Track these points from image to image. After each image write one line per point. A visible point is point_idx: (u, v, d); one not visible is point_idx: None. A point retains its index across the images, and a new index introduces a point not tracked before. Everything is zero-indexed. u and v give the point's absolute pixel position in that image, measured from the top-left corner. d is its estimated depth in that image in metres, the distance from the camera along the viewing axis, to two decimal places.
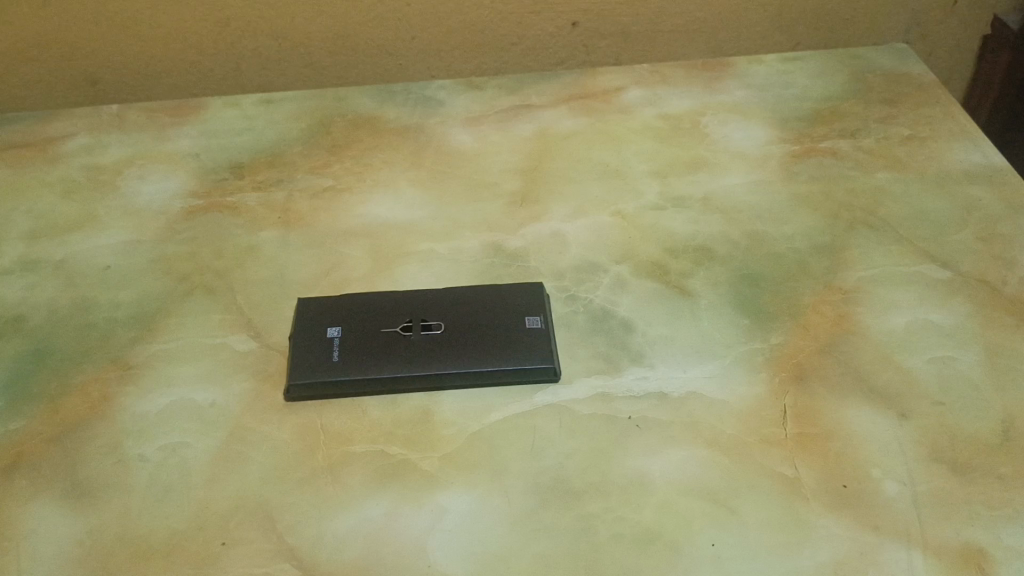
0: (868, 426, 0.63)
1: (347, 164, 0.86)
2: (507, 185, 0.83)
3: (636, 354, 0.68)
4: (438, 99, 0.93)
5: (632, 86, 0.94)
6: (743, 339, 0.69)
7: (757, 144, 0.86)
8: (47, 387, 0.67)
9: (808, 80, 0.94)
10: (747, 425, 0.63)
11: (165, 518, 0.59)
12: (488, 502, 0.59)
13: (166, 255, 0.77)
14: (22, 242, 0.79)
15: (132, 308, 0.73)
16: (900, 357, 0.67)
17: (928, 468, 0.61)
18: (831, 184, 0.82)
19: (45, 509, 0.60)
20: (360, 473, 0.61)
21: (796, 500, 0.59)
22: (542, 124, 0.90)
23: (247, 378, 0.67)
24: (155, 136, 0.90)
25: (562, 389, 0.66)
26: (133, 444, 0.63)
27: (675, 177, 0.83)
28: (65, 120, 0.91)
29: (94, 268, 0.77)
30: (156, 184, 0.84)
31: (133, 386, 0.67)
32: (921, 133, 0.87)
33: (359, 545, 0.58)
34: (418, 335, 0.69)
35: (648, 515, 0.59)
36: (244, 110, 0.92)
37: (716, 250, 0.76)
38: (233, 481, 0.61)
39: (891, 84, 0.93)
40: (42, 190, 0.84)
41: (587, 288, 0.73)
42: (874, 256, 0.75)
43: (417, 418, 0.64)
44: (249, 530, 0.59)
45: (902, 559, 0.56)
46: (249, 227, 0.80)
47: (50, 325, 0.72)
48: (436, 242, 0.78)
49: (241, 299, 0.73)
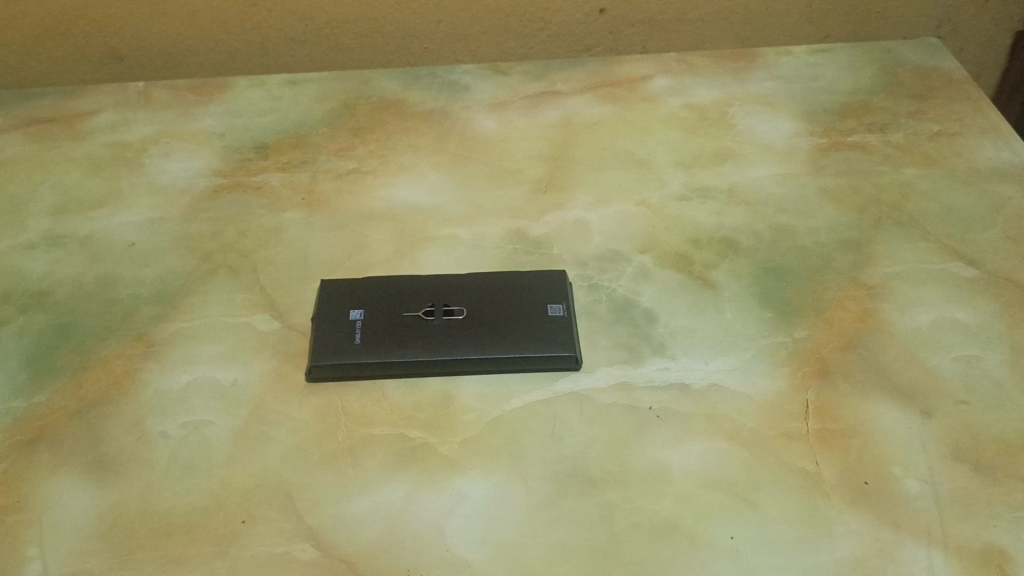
0: (890, 423, 0.63)
1: (371, 147, 0.86)
2: (531, 171, 0.83)
3: (659, 344, 0.68)
4: (463, 84, 0.93)
5: (659, 75, 0.93)
6: (766, 332, 0.68)
7: (784, 136, 0.86)
8: (70, 362, 0.68)
9: (837, 73, 0.93)
10: (768, 419, 0.63)
11: (186, 494, 0.60)
12: (507, 488, 0.60)
13: (190, 233, 0.78)
14: (47, 217, 0.80)
15: (155, 285, 0.73)
16: (924, 355, 0.67)
17: (950, 467, 0.60)
18: (858, 179, 0.81)
19: (67, 483, 0.61)
20: (379, 456, 0.62)
21: (815, 495, 0.59)
22: (567, 111, 0.89)
23: (269, 358, 0.68)
24: (180, 114, 0.90)
25: (583, 377, 0.66)
26: (156, 421, 0.64)
27: (700, 168, 0.83)
28: (90, 97, 0.92)
29: (118, 244, 0.77)
30: (181, 162, 0.85)
31: (156, 363, 0.68)
32: (951, 129, 0.86)
33: (378, 527, 0.58)
34: (440, 319, 0.68)
35: (667, 505, 0.59)
36: (269, 90, 0.92)
37: (741, 242, 0.76)
38: (254, 460, 0.62)
39: (921, 79, 0.92)
40: (68, 165, 0.84)
41: (610, 277, 0.73)
42: (901, 253, 0.74)
43: (437, 402, 0.65)
44: (270, 509, 0.59)
45: (922, 558, 0.56)
46: (273, 208, 0.80)
47: (73, 301, 0.72)
48: (459, 227, 0.77)
49: (264, 279, 0.73)
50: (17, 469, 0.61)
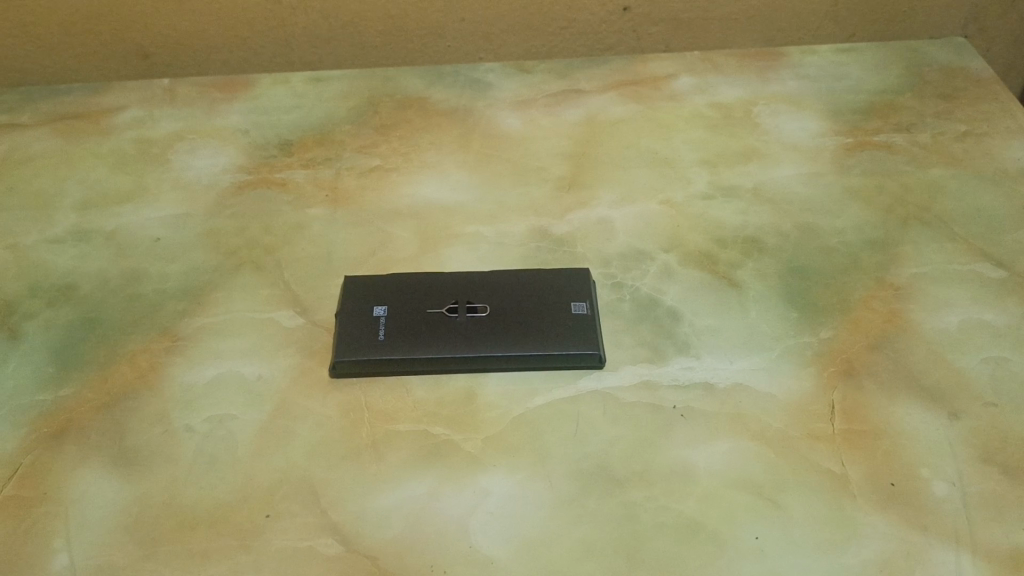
0: (917, 425, 0.62)
1: (394, 144, 0.86)
2: (555, 169, 0.83)
3: (683, 343, 0.67)
4: (486, 82, 0.93)
5: (683, 74, 0.93)
6: (791, 332, 0.68)
7: (810, 136, 0.85)
8: (96, 356, 0.68)
9: (863, 72, 0.92)
10: (794, 420, 0.63)
11: (211, 488, 0.60)
12: (531, 485, 0.60)
13: (215, 229, 0.78)
14: (73, 213, 0.80)
15: (180, 281, 0.74)
16: (951, 357, 0.66)
17: (978, 469, 0.60)
18: (884, 179, 0.81)
19: (93, 476, 0.61)
20: (403, 451, 0.62)
21: (841, 496, 0.59)
22: (591, 109, 0.89)
23: (294, 354, 0.68)
24: (205, 111, 0.90)
25: (606, 375, 0.66)
26: (181, 415, 0.64)
27: (725, 167, 0.83)
28: (115, 94, 0.92)
29: (144, 240, 0.77)
30: (205, 158, 0.85)
31: (181, 357, 0.68)
32: (979, 129, 0.85)
33: (402, 522, 0.58)
34: (464, 316, 0.68)
35: (692, 505, 0.58)
36: (293, 87, 0.93)
37: (766, 241, 0.75)
38: (278, 455, 0.62)
39: (949, 79, 0.91)
40: (94, 161, 0.85)
41: (634, 276, 0.73)
42: (928, 254, 0.74)
43: (460, 399, 0.65)
44: (294, 503, 0.59)
45: (951, 561, 0.55)
46: (297, 205, 0.80)
47: (99, 295, 0.73)
48: (482, 225, 0.77)
49: (289, 275, 0.74)
50: (43, 462, 0.62)
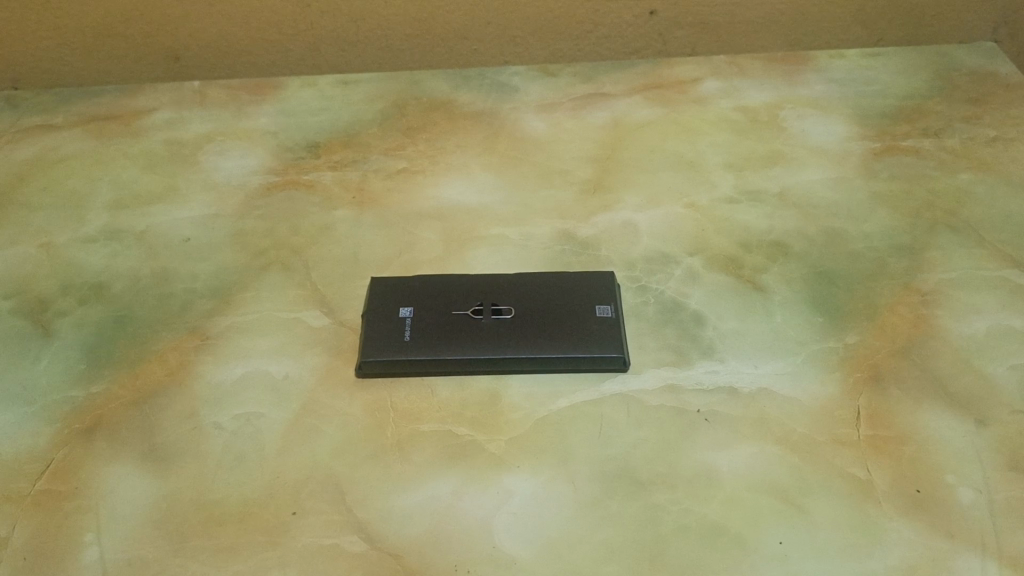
0: (944, 431, 0.62)
1: (420, 147, 0.87)
2: (580, 172, 0.83)
3: (707, 347, 0.68)
4: (512, 85, 0.94)
5: (709, 78, 0.93)
6: (816, 338, 0.68)
7: (836, 140, 0.85)
8: (127, 353, 0.69)
9: (889, 77, 0.92)
10: (819, 424, 0.62)
11: (239, 485, 0.61)
12: (554, 486, 0.60)
13: (243, 230, 0.79)
14: (105, 212, 0.82)
15: (209, 280, 0.75)
16: (980, 364, 0.66)
17: (1005, 476, 0.59)
18: (911, 183, 0.80)
19: (124, 471, 0.62)
20: (427, 451, 0.62)
21: (867, 501, 0.58)
22: (616, 113, 0.90)
23: (320, 353, 0.69)
24: (235, 112, 0.92)
25: (630, 379, 0.66)
26: (210, 412, 0.65)
27: (750, 171, 0.83)
28: (148, 97, 0.95)
29: (174, 239, 0.79)
30: (235, 159, 0.86)
31: (209, 356, 0.69)
32: (1008, 135, 0.85)
33: (425, 521, 0.58)
34: (489, 319, 0.68)
35: (715, 508, 0.58)
36: (321, 90, 0.95)
37: (791, 245, 0.75)
38: (305, 454, 0.62)
39: (977, 84, 0.91)
40: (125, 162, 0.87)
41: (658, 278, 0.73)
42: (956, 259, 0.73)
43: (485, 401, 0.65)
44: (320, 501, 0.60)
45: (976, 568, 0.55)
46: (324, 205, 0.81)
47: (129, 294, 0.74)
48: (508, 227, 0.78)
49: (316, 275, 0.75)
50: (74, 456, 0.63)
